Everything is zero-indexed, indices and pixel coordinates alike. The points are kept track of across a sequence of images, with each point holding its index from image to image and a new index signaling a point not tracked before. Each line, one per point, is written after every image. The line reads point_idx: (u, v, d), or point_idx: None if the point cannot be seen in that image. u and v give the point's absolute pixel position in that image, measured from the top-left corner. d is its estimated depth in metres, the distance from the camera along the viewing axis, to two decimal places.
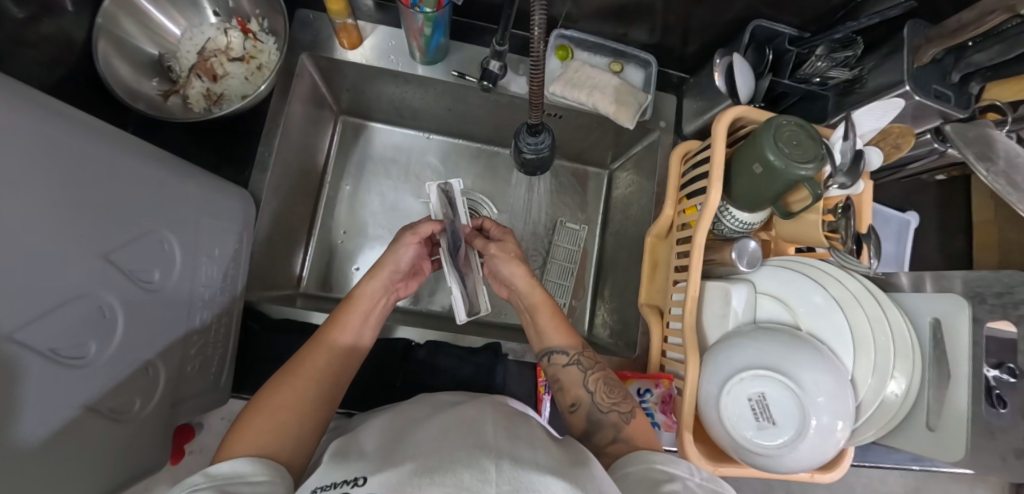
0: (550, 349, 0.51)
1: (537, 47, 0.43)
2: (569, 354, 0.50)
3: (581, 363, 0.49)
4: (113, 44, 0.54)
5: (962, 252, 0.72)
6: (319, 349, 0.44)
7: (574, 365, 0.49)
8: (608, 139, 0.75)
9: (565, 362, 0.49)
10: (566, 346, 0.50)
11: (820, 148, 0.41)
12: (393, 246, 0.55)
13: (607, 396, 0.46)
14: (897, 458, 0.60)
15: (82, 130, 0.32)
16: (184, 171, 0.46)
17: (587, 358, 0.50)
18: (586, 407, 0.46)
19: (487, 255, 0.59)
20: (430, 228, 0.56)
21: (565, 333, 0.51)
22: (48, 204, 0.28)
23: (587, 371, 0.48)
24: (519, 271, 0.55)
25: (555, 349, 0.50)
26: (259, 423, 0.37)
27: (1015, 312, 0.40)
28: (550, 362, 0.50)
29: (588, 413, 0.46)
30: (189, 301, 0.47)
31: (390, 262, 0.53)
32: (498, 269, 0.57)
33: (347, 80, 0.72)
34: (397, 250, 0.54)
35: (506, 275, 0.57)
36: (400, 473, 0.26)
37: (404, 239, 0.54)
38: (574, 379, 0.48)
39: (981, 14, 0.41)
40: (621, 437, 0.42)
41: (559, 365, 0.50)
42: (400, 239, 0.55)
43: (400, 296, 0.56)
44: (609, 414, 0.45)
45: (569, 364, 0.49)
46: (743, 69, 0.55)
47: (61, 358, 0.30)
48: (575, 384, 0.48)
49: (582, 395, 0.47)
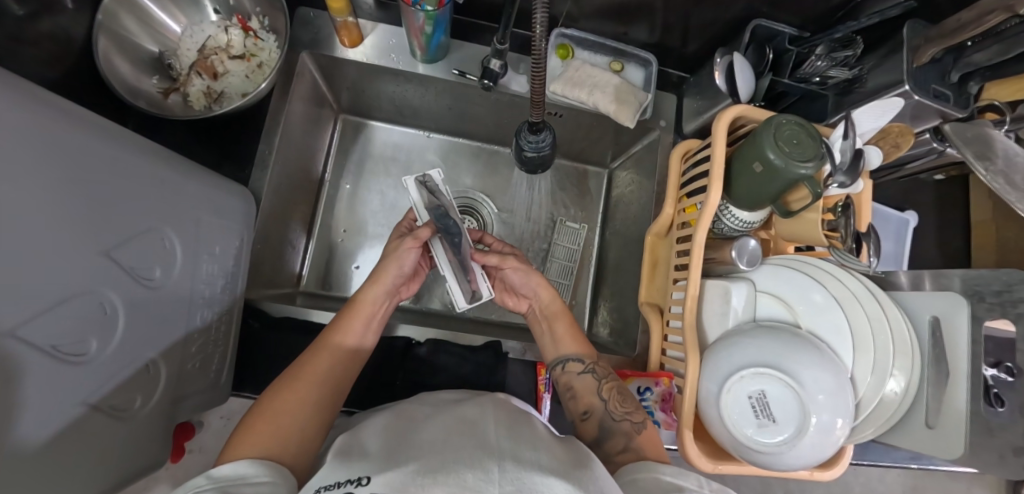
0: (565, 357, 0.52)
1: (538, 45, 0.43)
2: (584, 362, 0.50)
3: (595, 371, 0.50)
4: (114, 41, 0.54)
5: (960, 251, 0.72)
6: (320, 353, 0.44)
7: (589, 374, 0.50)
8: (608, 138, 0.75)
9: (581, 370, 0.50)
10: (581, 355, 0.52)
11: (819, 148, 0.41)
12: (394, 251, 0.53)
13: (621, 404, 0.47)
14: (896, 457, 0.61)
15: (84, 127, 0.32)
16: (184, 168, 0.46)
17: (601, 367, 0.50)
18: (599, 416, 0.46)
19: (501, 268, 0.58)
20: (429, 232, 0.54)
21: (580, 342, 0.53)
22: (49, 200, 0.28)
23: (601, 380, 0.49)
24: (538, 281, 0.57)
25: (570, 357, 0.51)
26: (261, 427, 0.36)
27: (1012, 311, 0.40)
28: (564, 370, 0.51)
29: (600, 422, 0.46)
30: (190, 298, 0.47)
31: (393, 268, 0.52)
32: (512, 280, 0.59)
33: (348, 79, 0.72)
34: (399, 256, 0.52)
35: (518, 283, 0.59)
36: (404, 473, 0.26)
37: (405, 246, 0.53)
38: (588, 388, 0.48)
39: (981, 14, 0.41)
40: (631, 447, 0.42)
41: (573, 373, 0.50)
42: (400, 244, 0.54)
43: (403, 299, 0.55)
44: (622, 422, 0.45)
45: (584, 372, 0.50)
46: (743, 69, 0.55)
47: (61, 354, 0.30)
48: (589, 392, 0.48)
49: (595, 403, 0.47)
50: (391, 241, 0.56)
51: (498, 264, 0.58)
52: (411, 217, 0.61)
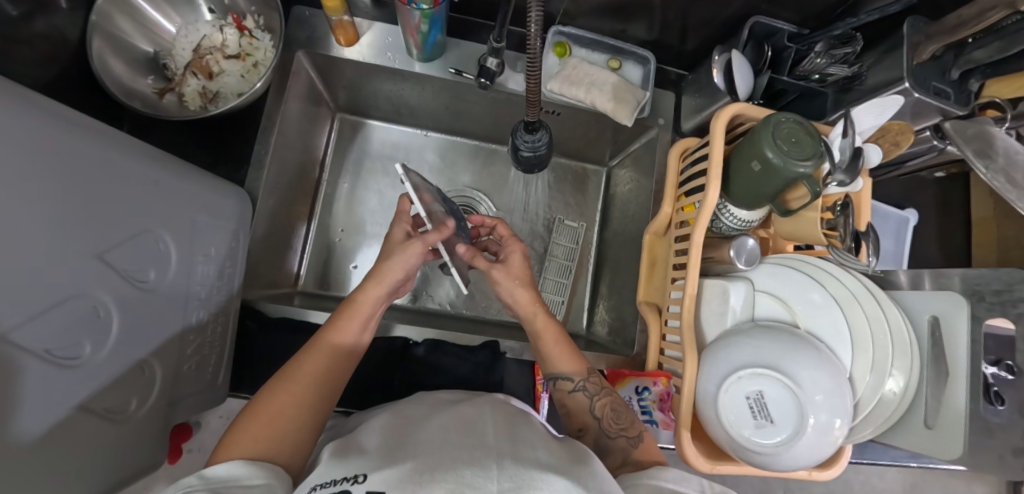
0: (558, 374, 0.50)
1: (534, 44, 0.42)
2: (574, 380, 0.49)
3: (588, 389, 0.49)
4: (108, 41, 0.54)
5: (961, 250, 0.72)
6: (316, 353, 0.43)
7: (581, 391, 0.49)
8: (606, 136, 0.75)
9: (572, 388, 0.49)
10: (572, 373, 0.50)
11: (819, 145, 0.41)
12: (402, 248, 0.51)
13: (615, 422, 0.46)
14: (895, 455, 0.61)
15: (77, 129, 0.32)
16: (178, 169, 0.46)
17: (595, 384, 0.49)
18: (594, 433, 0.47)
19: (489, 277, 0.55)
20: (438, 238, 0.51)
21: (573, 357, 0.51)
22: (43, 203, 0.28)
23: (594, 398, 0.48)
24: (526, 298, 0.54)
25: (562, 375, 0.50)
26: (254, 429, 0.36)
27: (1013, 311, 0.40)
28: (556, 388, 0.50)
29: (596, 439, 0.46)
30: (185, 299, 0.46)
31: (395, 269, 0.49)
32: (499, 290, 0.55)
33: (345, 78, 0.71)
34: (404, 257, 0.50)
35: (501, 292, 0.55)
36: (400, 472, 0.25)
37: (410, 250, 0.50)
38: (582, 407, 0.48)
39: (981, 11, 0.40)
40: (630, 461, 0.42)
41: (565, 392, 0.50)
42: (406, 243, 0.51)
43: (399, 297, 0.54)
44: (618, 439, 0.44)
45: (575, 390, 0.49)
46: (741, 66, 0.54)
47: (55, 358, 0.30)
48: (583, 410, 0.48)
49: (590, 421, 0.48)
50: (394, 239, 0.54)
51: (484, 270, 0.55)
52: (408, 199, 0.57)
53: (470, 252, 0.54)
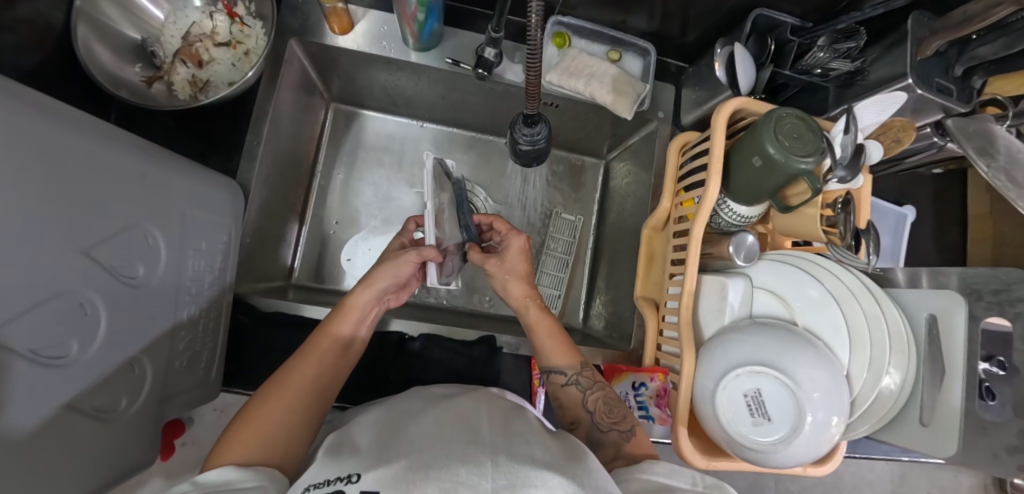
0: (551, 368, 0.50)
1: (534, 34, 0.41)
2: (568, 374, 0.49)
3: (580, 383, 0.49)
4: (92, 28, 0.52)
5: (956, 245, 0.72)
6: (306, 359, 0.42)
7: (574, 385, 0.49)
8: (605, 128, 0.74)
9: (565, 382, 0.49)
10: (566, 366, 0.50)
11: (820, 141, 0.40)
12: (395, 256, 0.52)
13: (608, 415, 0.46)
14: (887, 450, 0.61)
15: (61, 122, 0.31)
16: (167, 162, 0.44)
17: (588, 378, 0.49)
18: (586, 427, 0.46)
19: (487, 273, 0.56)
20: (433, 253, 0.52)
21: (567, 352, 0.50)
22: (25, 198, 0.27)
23: (586, 392, 0.48)
24: (519, 291, 0.54)
25: (555, 369, 0.50)
26: (245, 435, 0.36)
27: (1011, 310, 0.39)
28: (549, 381, 0.50)
29: (588, 433, 0.46)
30: (176, 293, 0.46)
31: (388, 274, 0.50)
32: (496, 287, 0.55)
33: (339, 68, 0.70)
34: (397, 264, 0.51)
35: (498, 289, 0.55)
36: (393, 471, 0.25)
37: (404, 259, 0.51)
38: (575, 400, 0.48)
39: (988, 7, 0.39)
40: (621, 455, 0.41)
41: (558, 385, 0.49)
42: (402, 254, 0.52)
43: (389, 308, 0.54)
44: (610, 433, 0.44)
45: (568, 384, 0.49)
46: (745, 59, 0.53)
47: (42, 359, 0.29)
48: (576, 404, 0.48)
49: (582, 415, 0.47)
50: (393, 251, 0.55)
51: (481, 263, 0.56)
52: (416, 221, 0.61)
53: (468, 245, 0.56)
